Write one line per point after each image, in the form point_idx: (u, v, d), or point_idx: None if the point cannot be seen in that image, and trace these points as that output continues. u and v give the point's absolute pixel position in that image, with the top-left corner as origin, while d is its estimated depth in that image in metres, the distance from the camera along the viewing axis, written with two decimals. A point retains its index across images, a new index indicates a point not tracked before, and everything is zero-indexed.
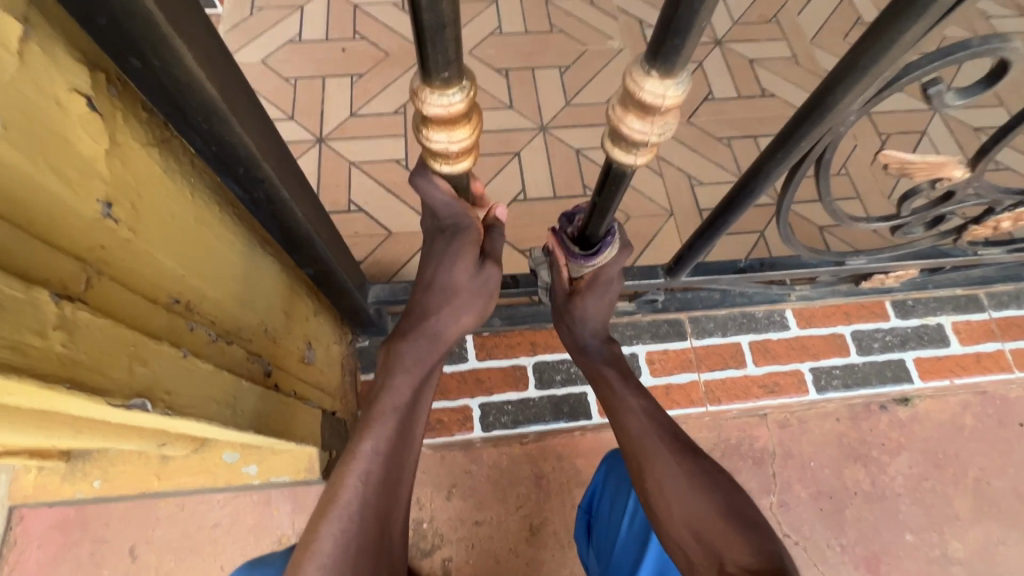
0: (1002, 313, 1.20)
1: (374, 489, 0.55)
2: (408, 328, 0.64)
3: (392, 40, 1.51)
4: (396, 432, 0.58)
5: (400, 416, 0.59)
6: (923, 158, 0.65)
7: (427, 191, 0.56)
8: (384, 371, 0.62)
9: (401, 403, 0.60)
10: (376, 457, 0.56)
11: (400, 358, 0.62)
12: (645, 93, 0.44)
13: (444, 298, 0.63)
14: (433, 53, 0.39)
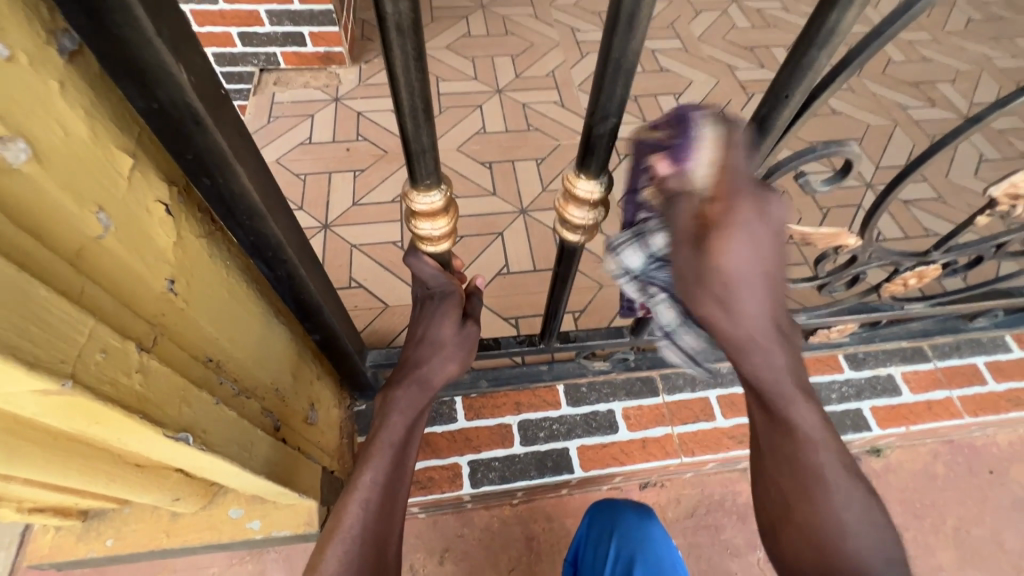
0: (946, 363, 1.32)
1: (372, 513, 0.63)
2: (401, 377, 0.75)
3: (391, 141, 1.74)
4: (392, 466, 0.67)
5: (395, 451, 0.69)
6: (820, 230, 0.80)
7: (419, 266, 0.68)
8: (380, 415, 0.72)
9: (396, 440, 0.69)
10: (375, 486, 0.65)
11: (394, 404, 0.72)
12: (579, 190, 0.60)
13: (433, 350, 0.74)
14: (420, 166, 0.54)
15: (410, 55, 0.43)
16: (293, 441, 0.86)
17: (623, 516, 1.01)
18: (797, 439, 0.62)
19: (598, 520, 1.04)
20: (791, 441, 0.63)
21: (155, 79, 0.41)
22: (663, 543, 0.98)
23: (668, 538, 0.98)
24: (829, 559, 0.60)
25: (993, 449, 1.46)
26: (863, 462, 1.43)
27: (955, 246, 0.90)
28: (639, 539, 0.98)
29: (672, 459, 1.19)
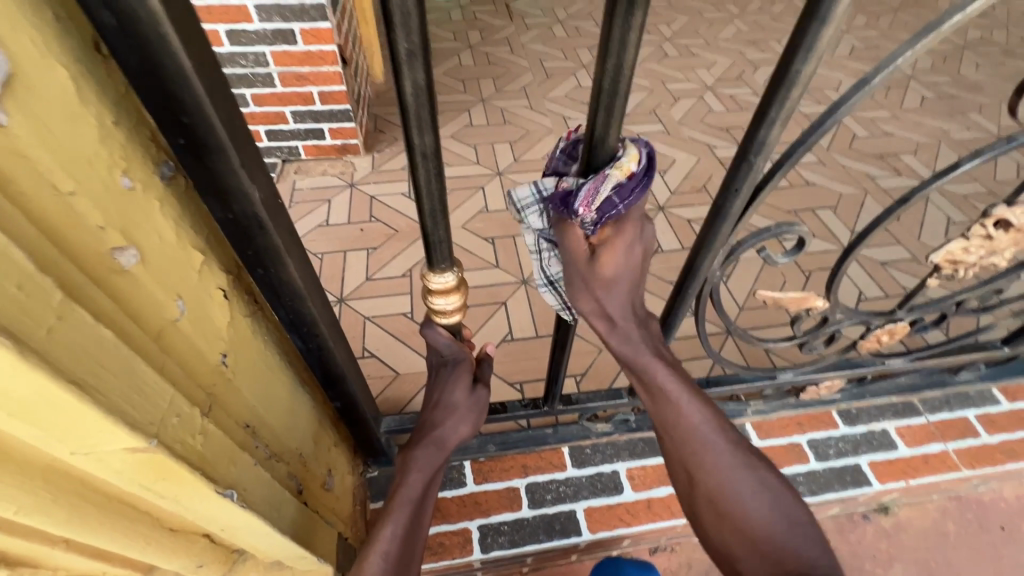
0: (937, 416, 1.37)
1: (391, 565, 0.70)
2: (417, 437, 0.82)
3: (402, 221, 1.90)
4: (409, 522, 0.74)
5: (413, 506, 0.76)
6: (789, 294, 0.90)
7: (435, 336, 0.77)
8: (399, 474, 0.79)
9: (413, 498, 0.76)
10: (393, 540, 0.72)
11: (411, 462, 0.79)
12: (571, 267, 0.70)
13: (445, 411, 0.81)
14: (436, 253, 0.65)
15: (431, 172, 0.55)
16: (312, 507, 0.91)
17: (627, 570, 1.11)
18: (672, 410, 0.75)
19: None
20: (670, 411, 0.75)
21: (233, 197, 0.53)
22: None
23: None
24: (761, 544, 0.71)
25: (1001, 504, 1.46)
26: (872, 520, 1.43)
27: (916, 304, 0.99)
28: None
29: (678, 520, 1.21)
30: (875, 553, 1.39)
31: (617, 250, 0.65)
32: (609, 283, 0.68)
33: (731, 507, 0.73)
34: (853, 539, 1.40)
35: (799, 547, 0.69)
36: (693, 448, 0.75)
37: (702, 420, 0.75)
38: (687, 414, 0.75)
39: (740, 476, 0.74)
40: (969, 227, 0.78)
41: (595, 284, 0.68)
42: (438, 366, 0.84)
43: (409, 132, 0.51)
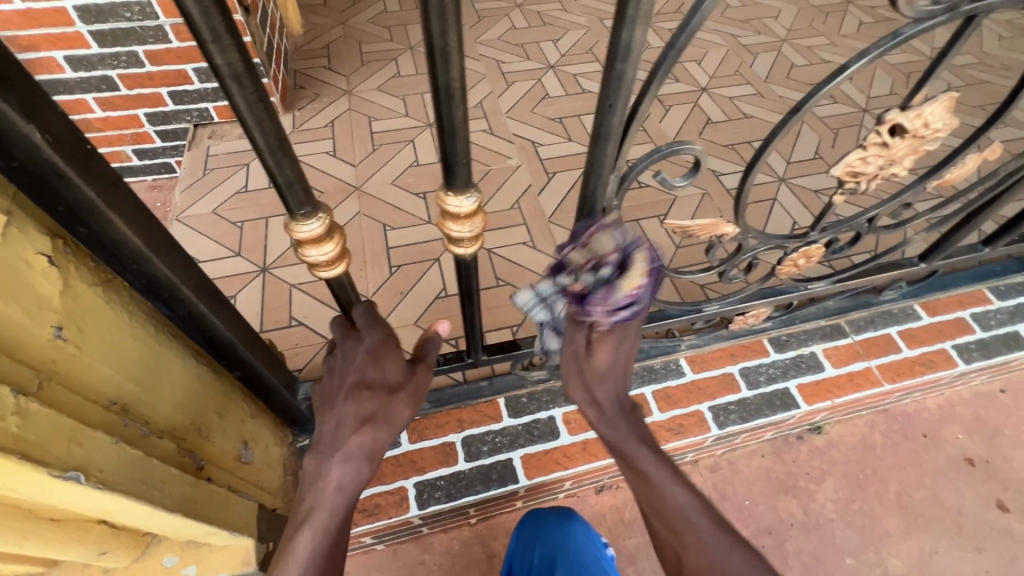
0: (863, 335, 1.40)
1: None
2: (330, 437, 0.68)
3: (327, 182, 1.81)
4: (332, 528, 0.60)
5: (340, 512, 0.62)
6: (697, 221, 0.87)
7: (367, 322, 0.77)
8: (308, 479, 0.65)
9: (340, 501, 0.63)
10: (315, 550, 0.58)
11: (325, 465, 0.65)
12: (451, 206, 0.65)
13: (357, 401, 0.70)
14: (291, 197, 0.59)
15: (252, 99, 0.48)
16: (223, 482, 0.87)
17: (543, 523, 1.08)
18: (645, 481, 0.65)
19: (529, 532, 1.09)
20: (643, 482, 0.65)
21: (9, 140, 0.46)
22: (580, 543, 1.03)
23: (585, 537, 1.03)
24: None
25: (924, 414, 1.53)
26: (806, 441, 1.48)
27: (828, 225, 0.99)
28: (560, 541, 1.04)
29: (615, 457, 1.22)
30: (808, 471, 1.45)
31: (612, 347, 0.75)
32: (603, 373, 0.75)
33: (660, 514, 0.61)
34: (787, 460, 1.46)
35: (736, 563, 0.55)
36: (630, 464, 0.68)
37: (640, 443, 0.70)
38: (610, 420, 0.73)
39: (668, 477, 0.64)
40: (865, 136, 0.75)
41: (591, 377, 0.76)
42: (346, 354, 0.74)
43: (205, 48, 0.44)
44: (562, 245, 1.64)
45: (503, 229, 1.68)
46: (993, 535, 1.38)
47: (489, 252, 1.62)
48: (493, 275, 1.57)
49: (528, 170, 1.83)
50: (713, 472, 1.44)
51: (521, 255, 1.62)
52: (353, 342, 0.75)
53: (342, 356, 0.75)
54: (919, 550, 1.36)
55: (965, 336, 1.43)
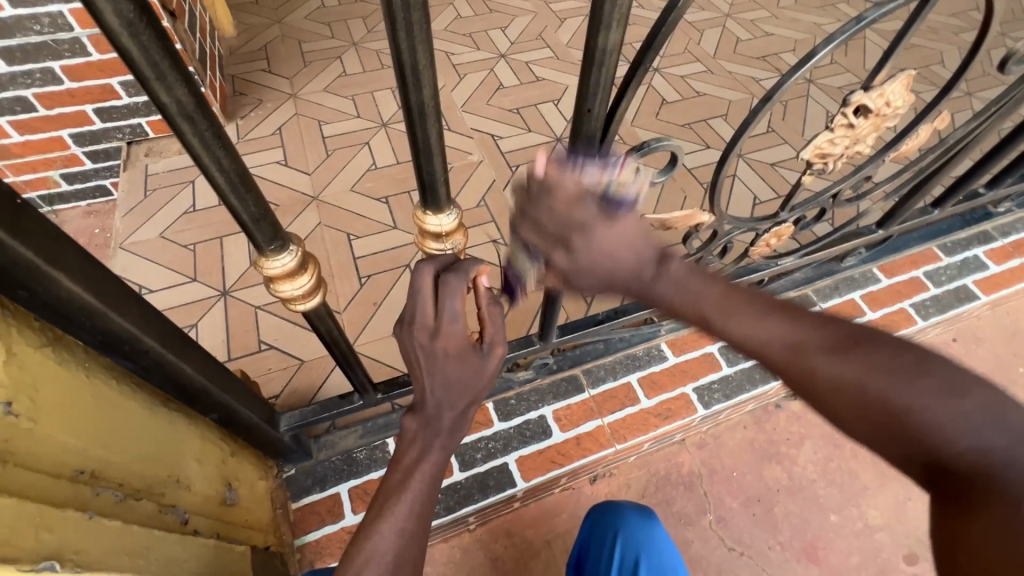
0: (829, 303, 1.46)
1: (406, 541, 0.59)
2: (439, 410, 0.63)
3: (282, 194, 1.72)
4: (425, 500, 0.61)
5: (429, 491, 0.62)
6: (674, 214, 0.87)
7: (453, 293, 0.64)
8: (417, 447, 0.63)
9: (432, 482, 0.62)
10: (410, 516, 0.60)
11: (432, 436, 0.63)
12: (429, 225, 0.63)
13: (451, 389, 0.64)
14: (259, 234, 0.56)
15: (207, 136, 0.44)
16: (210, 530, 0.83)
17: (624, 520, 1.02)
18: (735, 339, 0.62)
19: (604, 529, 1.04)
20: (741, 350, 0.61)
21: None
22: (663, 544, 1.01)
23: (672, 542, 1.00)
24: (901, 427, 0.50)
25: None
26: (784, 408, 1.53)
27: (797, 204, 1.01)
28: (644, 540, 0.99)
29: (608, 449, 1.24)
30: (788, 437, 1.49)
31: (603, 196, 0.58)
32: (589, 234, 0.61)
33: (826, 404, 0.56)
34: (768, 428, 1.50)
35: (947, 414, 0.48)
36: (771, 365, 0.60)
37: (816, 337, 0.58)
38: (744, 328, 0.61)
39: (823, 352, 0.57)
40: (832, 119, 0.77)
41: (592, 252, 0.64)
42: (428, 343, 0.64)
43: (148, 86, 0.39)
44: None
45: (471, 229, 1.64)
46: None
47: None
48: None
49: (490, 165, 1.79)
50: (701, 448, 1.46)
51: (493, 253, 1.59)
52: (431, 334, 0.64)
53: (425, 343, 0.64)
54: (894, 499, 1.42)
55: (919, 295, 1.51)
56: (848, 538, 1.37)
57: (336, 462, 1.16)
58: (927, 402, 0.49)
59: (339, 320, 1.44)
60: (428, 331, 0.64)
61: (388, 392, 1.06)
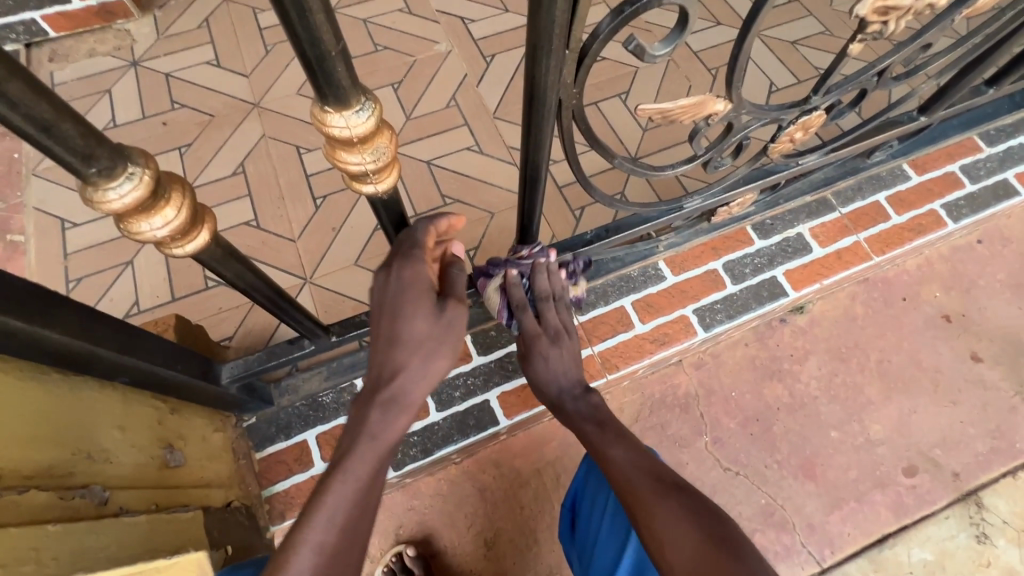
0: (850, 208, 1.42)
1: (325, 560, 0.54)
2: (373, 394, 0.65)
3: (216, 101, 1.46)
4: (352, 505, 0.58)
5: (359, 495, 0.59)
6: (680, 103, 0.67)
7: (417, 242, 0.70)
8: (344, 451, 0.62)
9: (360, 485, 0.59)
10: (331, 528, 0.56)
11: (364, 423, 0.63)
12: (333, 128, 0.44)
13: (398, 347, 0.66)
14: (64, 150, 0.38)
15: None
16: (146, 503, 0.73)
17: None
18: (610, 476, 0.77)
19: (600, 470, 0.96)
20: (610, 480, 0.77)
21: None
22: None
23: None
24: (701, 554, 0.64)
25: (903, 277, 1.42)
26: (789, 322, 1.38)
27: (833, 86, 0.80)
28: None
29: (600, 379, 1.25)
30: (792, 352, 1.37)
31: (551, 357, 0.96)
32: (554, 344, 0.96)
33: (663, 543, 0.67)
34: (770, 344, 1.37)
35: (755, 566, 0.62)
36: (635, 500, 0.72)
37: (664, 467, 0.77)
38: (623, 466, 0.77)
39: (665, 500, 0.71)
40: None
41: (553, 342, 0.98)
42: (393, 275, 0.69)
43: None
44: (513, 146, 1.40)
45: (440, 136, 1.41)
46: (969, 387, 1.35)
47: (430, 165, 1.37)
48: (438, 192, 1.35)
49: (461, 56, 1.51)
50: (699, 368, 1.34)
51: (466, 163, 1.37)
52: (400, 259, 0.69)
53: (387, 274, 0.69)
54: (899, 413, 1.33)
55: (927, 204, 1.43)
56: (849, 454, 1.30)
57: (300, 408, 1.06)
58: (668, 517, 0.69)
59: (294, 249, 1.27)
60: (396, 259, 0.69)
61: (343, 334, 0.92)
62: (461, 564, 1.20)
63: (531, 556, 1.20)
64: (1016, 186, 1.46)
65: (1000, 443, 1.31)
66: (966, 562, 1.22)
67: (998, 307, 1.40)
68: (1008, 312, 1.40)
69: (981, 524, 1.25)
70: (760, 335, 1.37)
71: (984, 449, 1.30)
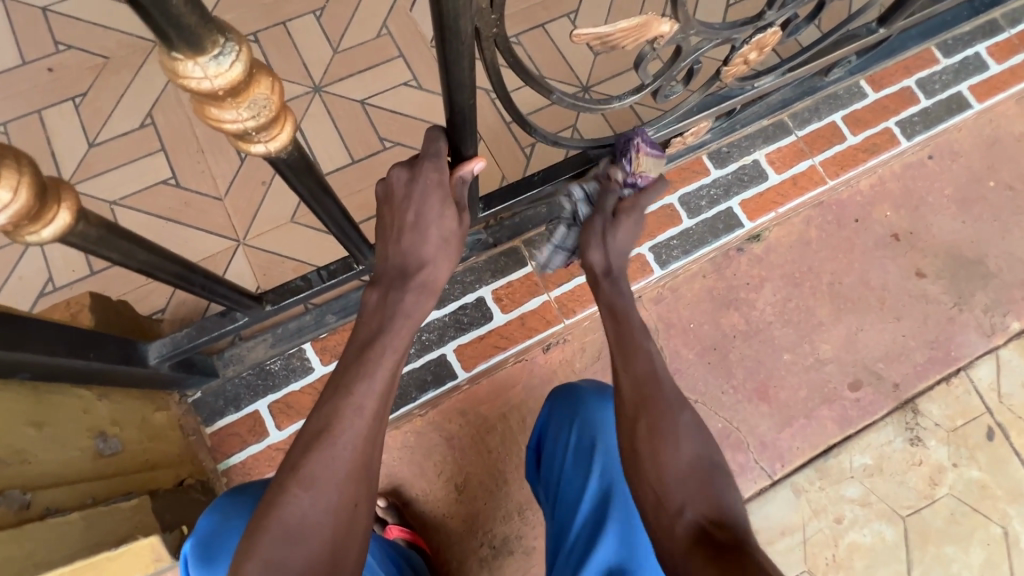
0: (806, 130, 1.40)
1: (369, 421, 0.56)
2: (404, 279, 0.63)
3: (107, 39, 1.26)
4: (390, 374, 0.59)
5: (395, 370, 0.60)
6: (621, 26, 0.59)
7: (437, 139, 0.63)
8: (381, 330, 0.62)
9: (397, 358, 0.60)
10: (371, 394, 0.57)
11: (397, 306, 0.62)
12: (190, 80, 0.36)
13: (423, 240, 0.62)
14: None
15: None
16: (78, 499, 0.69)
17: (584, 400, 0.94)
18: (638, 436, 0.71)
19: (565, 405, 0.96)
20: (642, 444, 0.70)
21: None
22: None
23: (633, 420, 0.93)
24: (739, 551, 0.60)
25: (857, 198, 1.42)
26: (746, 251, 1.38)
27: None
28: (603, 423, 0.91)
29: (557, 325, 1.25)
30: (748, 281, 1.37)
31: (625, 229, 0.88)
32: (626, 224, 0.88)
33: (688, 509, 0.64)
34: (728, 274, 1.37)
35: (727, 497, 0.65)
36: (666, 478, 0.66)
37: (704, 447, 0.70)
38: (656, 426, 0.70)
39: (681, 410, 0.70)
40: None
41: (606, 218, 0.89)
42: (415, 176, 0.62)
43: None
44: None
45: (373, 70, 1.27)
46: (913, 301, 1.40)
47: (364, 104, 1.25)
48: (375, 134, 1.24)
49: None
50: (658, 303, 1.34)
51: (405, 101, 1.25)
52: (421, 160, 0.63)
53: (411, 171, 0.63)
54: (847, 331, 1.38)
55: (881, 121, 1.42)
56: (799, 374, 1.36)
57: (248, 378, 1.01)
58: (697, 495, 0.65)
59: (221, 209, 1.16)
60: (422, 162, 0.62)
61: (279, 302, 0.86)
62: (433, 509, 1.22)
63: (500, 495, 1.24)
64: (969, 99, 1.45)
65: (937, 352, 1.38)
66: (901, 463, 1.33)
67: (944, 222, 1.43)
68: (952, 227, 1.43)
69: (916, 428, 1.34)
70: (718, 267, 1.36)
71: (922, 359, 1.38)
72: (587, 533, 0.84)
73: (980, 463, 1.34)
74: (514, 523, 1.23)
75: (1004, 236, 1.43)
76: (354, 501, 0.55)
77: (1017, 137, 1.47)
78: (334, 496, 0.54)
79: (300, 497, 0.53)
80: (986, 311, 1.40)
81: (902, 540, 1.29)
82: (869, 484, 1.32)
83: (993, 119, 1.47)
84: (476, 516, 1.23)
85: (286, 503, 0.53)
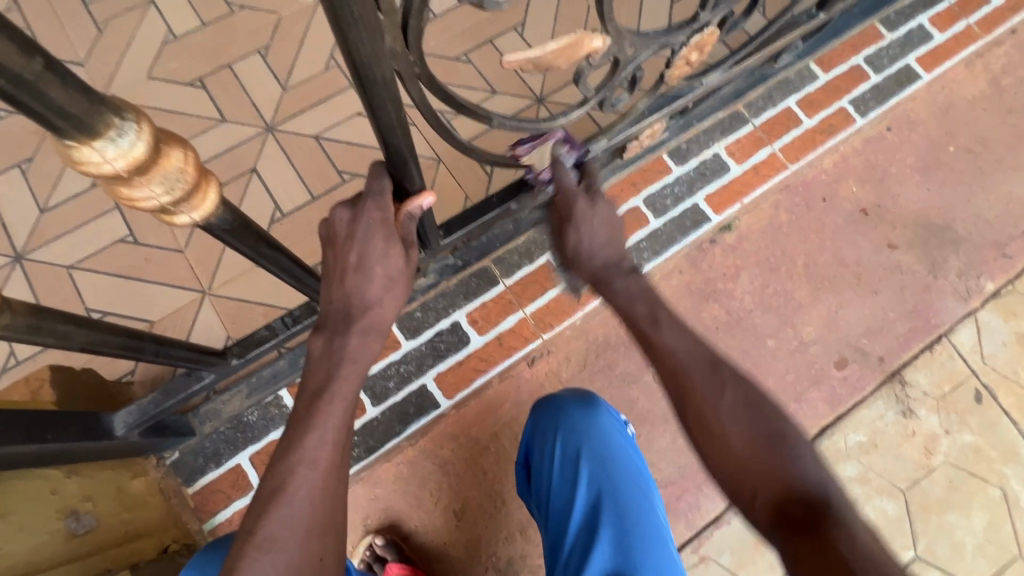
0: (761, 118, 1.41)
1: (324, 473, 0.55)
2: (349, 321, 0.61)
3: None
4: (343, 422, 0.57)
5: (346, 415, 0.58)
6: (550, 47, 0.58)
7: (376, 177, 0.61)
8: (330, 379, 0.60)
9: (349, 405, 0.59)
10: (324, 446, 0.56)
11: (343, 351, 0.61)
12: (87, 164, 0.34)
13: (367, 280, 0.61)
14: None
15: None
16: None
17: (565, 411, 0.92)
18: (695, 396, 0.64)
19: (545, 415, 0.94)
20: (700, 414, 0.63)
21: None
22: (610, 432, 0.90)
23: (616, 425, 0.91)
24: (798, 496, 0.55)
25: (822, 177, 1.43)
26: (719, 243, 1.38)
27: None
28: (584, 431, 0.89)
29: (535, 340, 1.25)
30: (724, 272, 1.37)
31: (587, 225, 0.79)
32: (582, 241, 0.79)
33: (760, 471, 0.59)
34: (704, 267, 1.36)
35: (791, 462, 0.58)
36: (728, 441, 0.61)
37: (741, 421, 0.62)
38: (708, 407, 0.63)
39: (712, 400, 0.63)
40: None
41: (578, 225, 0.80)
42: (358, 216, 0.61)
43: None
44: None
45: (325, 103, 1.26)
46: (889, 274, 1.41)
47: (319, 139, 1.23)
48: (333, 168, 1.22)
49: None
50: None
51: (359, 131, 1.24)
52: (360, 200, 0.61)
53: (352, 211, 0.61)
54: (828, 311, 1.38)
55: (836, 101, 1.43)
56: (785, 358, 1.36)
57: (226, 432, 0.99)
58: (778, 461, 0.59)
59: (183, 260, 1.14)
60: (363, 203, 0.61)
61: (244, 354, 0.84)
62: (432, 539, 1.20)
63: (500, 517, 1.22)
64: (918, 70, 1.47)
65: (917, 321, 1.39)
66: (894, 436, 1.33)
67: (910, 192, 1.44)
68: (918, 196, 1.44)
69: (906, 399, 1.35)
70: (694, 262, 1.36)
71: (904, 330, 1.38)
72: (580, 546, 0.83)
73: (972, 426, 1.35)
74: (516, 543, 1.21)
75: (970, 199, 1.45)
76: (317, 555, 0.52)
77: (971, 101, 1.49)
78: (296, 555, 0.51)
79: (259, 560, 0.50)
80: (961, 276, 1.41)
81: (904, 513, 1.29)
82: (866, 461, 1.32)
83: (946, 86, 1.49)
84: (477, 540, 1.21)
85: (246, 569, 0.50)
